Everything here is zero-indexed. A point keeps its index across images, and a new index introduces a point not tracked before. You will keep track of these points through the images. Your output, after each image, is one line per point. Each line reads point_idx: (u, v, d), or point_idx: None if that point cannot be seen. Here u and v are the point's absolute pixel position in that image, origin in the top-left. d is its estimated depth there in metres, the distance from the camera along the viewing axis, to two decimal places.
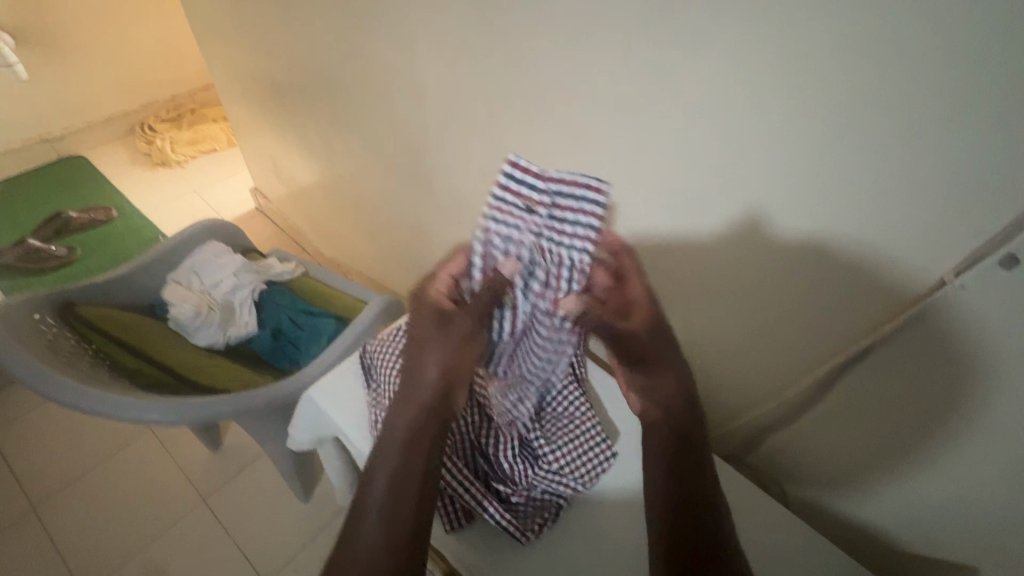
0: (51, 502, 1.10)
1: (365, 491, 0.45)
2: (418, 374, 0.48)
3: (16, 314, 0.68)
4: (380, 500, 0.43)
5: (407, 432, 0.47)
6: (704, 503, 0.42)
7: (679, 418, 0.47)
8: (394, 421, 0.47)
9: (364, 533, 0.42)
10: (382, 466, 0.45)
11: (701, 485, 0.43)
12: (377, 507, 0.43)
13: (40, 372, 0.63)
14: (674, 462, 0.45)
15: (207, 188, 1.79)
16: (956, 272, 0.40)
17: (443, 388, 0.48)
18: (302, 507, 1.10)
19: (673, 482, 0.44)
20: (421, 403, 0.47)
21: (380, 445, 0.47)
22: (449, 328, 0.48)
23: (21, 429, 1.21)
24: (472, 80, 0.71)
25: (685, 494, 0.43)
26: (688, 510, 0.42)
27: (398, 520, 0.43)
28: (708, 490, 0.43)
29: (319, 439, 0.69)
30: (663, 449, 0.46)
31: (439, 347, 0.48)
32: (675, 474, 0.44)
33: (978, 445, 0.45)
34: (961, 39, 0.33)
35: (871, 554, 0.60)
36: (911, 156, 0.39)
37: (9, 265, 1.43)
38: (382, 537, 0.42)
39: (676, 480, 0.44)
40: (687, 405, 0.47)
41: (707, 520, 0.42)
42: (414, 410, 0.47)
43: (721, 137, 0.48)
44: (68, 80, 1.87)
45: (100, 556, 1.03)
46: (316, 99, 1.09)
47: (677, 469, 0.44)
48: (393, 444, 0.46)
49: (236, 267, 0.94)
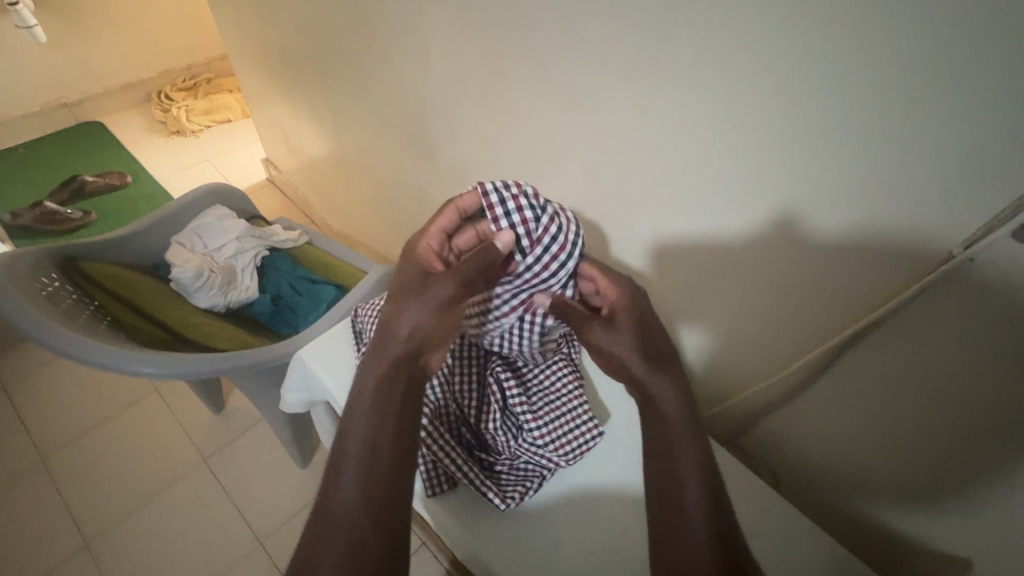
0: (58, 455, 1.13)
1: (339, 456, 0.43)
2: (388, 329, 0.47)
3: (19, 264, 0.69)
4: (354, 466, 0.42)
5: (376, 391, 0.45)
6: (699, 485, 0.41)
7: (657, 387, 0.46)
8: (364, 382, 0.46)
9: (338, 498, 0.41)
10: (356, 430, 0.44)
11: (699, 463, 0.42)
12: (352, 473, 0.42)
13: (37, 321, 0.63)
14: (666, 443, 0.43)
15: (220, 157, 1.80)
16: (966, 245, 0.37)
17: (415, 347, 0.47)
18: (300, 473, 1.12)
19: (666, 463, 0.42)
20: (394, 360, 0.46)
21: (352, 409, 0.46)
22: (427, 286, 0.48)
23: (33, 384, 1.24)
24: (472, 42, 0.69)
25: (681, 480, 0.41)
26: (684, 496, 0.41)
27: (376, 486, 0.41)
28: (706, 472, 0.42)
29: (310, 401, 0.69)
30: (653, 430, 0.45)
31: (406, 300, 0.48)
32: (665, 458, 0.43)
33: (980, 428, 0.43)
34: None
35: (865, 538, 0.59)
36: (918, 121, 0.36)
37: (25, 225, 1.45)
38: (357, 501, 0.41)
39: (671, 461, 0.42)
40: (669, 378, 0.46)
41: (701, 504, 0.40)
42: (385, 365, 0.46)
43: (720, 101, 0.46)
44: (87, 46, 1.89)
45: (105, 508, 1.06)
46: (323, 66, 1.08)
47: (672, 451, 0.43)
48: (365, 405, 0.45)
49: (239, 231, 0.94)
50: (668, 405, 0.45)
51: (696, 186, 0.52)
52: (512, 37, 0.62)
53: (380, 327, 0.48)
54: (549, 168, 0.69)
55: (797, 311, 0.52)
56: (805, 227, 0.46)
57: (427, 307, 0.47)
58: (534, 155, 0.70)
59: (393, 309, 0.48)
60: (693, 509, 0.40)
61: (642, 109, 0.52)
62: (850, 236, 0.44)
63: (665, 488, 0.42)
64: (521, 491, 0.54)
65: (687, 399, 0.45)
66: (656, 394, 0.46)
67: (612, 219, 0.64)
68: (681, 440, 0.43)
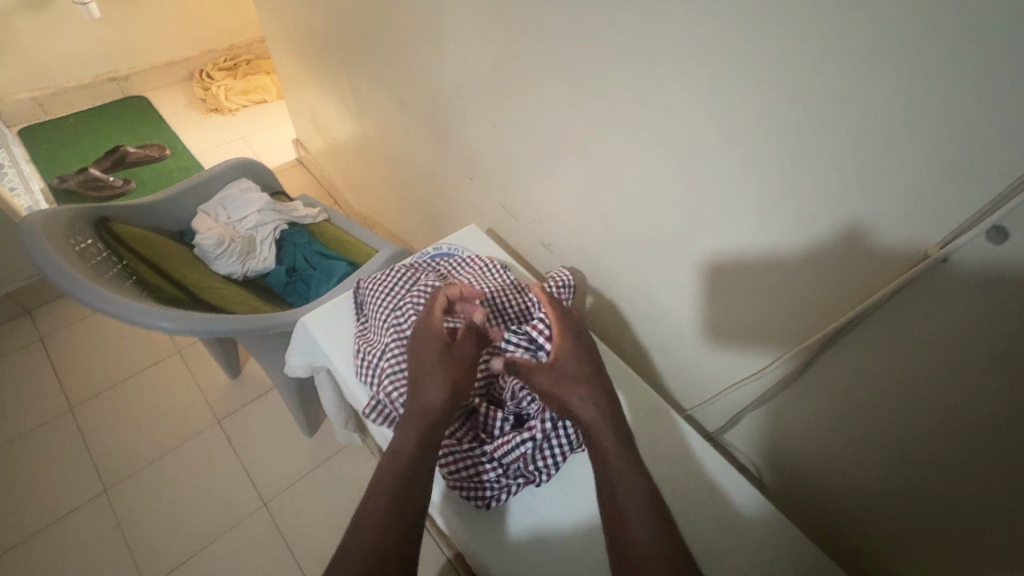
0: (86, 405, 1.21)
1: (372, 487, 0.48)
2: (420, 401, 0.52)
3: (55, 220, 0.75)
4: (401, 479, 0.47)
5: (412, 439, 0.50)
6: (646, 521, 0.44)
7: (615, 440, 0.50)
8: (404, 429, 0.51)
9: (371, 516, 0.45)
10: (395, 460, 0.49)
11: (644, 500, 0.45)
12: (388, 496, 0.46)
13: (66, 272, 0.69)
14: (612, 483, 0.47)
15: (253, 136, 1.87)
16: (941, 245, 0.39)
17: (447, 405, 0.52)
18: (306, 441, 1.17)
19: (617, 512, 0.46)
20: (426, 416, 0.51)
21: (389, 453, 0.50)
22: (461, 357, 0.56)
23: (67, 337, 1.32)
24: (485, 29, 0.70)
25: (625, 509, 0.45)
26: (631, 522, 0.44)
27: (412, 506, 0.46)
28: (653, 506, 0.45)
29: (311, 366, 0.73)
30: (598, 454, 0.49)
31: (437, 372, 0.53)
32: (613, 490, 0.47)
33: (950, 432, 0.45)
34: None
35: (834, 530, 0.62)
36: (897, 124, 0.37)
37: (71, 190, 1.55)
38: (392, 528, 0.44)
39: (616, 488, 0.47)
40: (612, 428, 0.50)
41: (653, 538, 0.43)
42: (422, 416, 0.51)
43: (713, 93, 0.47)
44: (136, 23, 1.98)
45: (125, 458, 1.13)
46: (350, 48, 1.11)
47: (620, 497, 0.46)
48: (402, 447, 0.49)
49: (261, 204, 0.99)
50: (608, 450, 0.49)
51: (690, 180, 0.54)
52: (525, 23, 0.63)
53: (415, 380, 0.53)
54: (555, 155, 0.70)
55: (785, 310, 0.53)
56: (795, 226, 0.47)
57: (456, 368, 0.54)
58: (542, 144, 0.72)
59: (427, 371, 0.53)
60: (644, 535, 0.43)
61: (642, 100, 0.54)
62: (831, 230, 0.45)
63: (614, 513, 0.46)
64: (504, 495, 0.58)
65: (629, 447, 0.49)
66: (599, 438, 0.50)
67: (614, 210, 0.66)
68: (626, 481, 0.47)
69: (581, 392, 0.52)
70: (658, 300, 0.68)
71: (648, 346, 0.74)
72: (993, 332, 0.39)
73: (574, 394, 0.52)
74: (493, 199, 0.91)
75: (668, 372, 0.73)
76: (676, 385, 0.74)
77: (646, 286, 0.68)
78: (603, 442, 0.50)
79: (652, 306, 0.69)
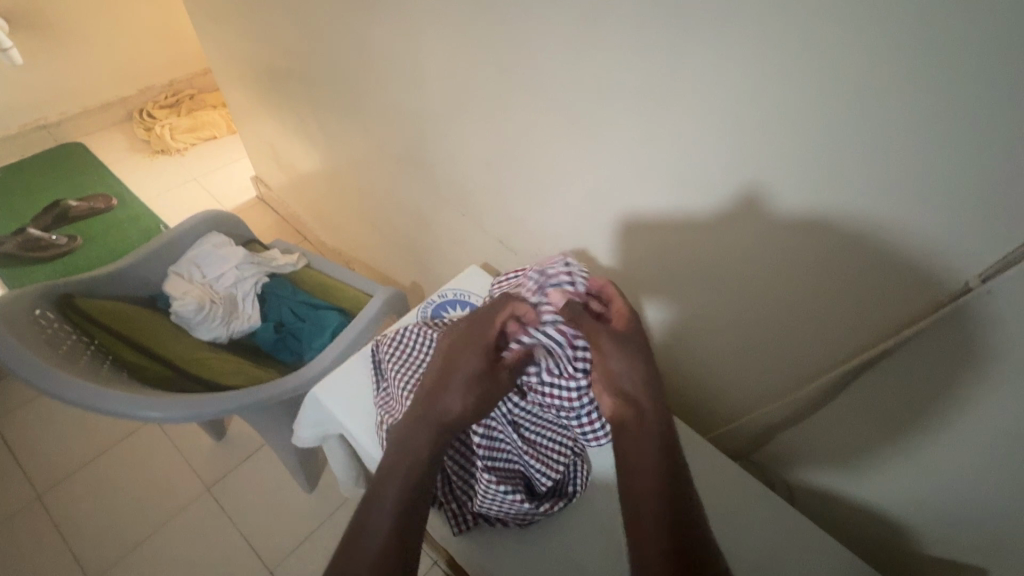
0: (53, 491, 1.11)
1: (371, 491, 0.49)
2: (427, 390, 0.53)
3: (14, 309, 0.68)
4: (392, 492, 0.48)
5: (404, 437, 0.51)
6: (675, 523, 0.44)
7: (658, 423, 0.51)
8: (402, 428, 0.52)
9: (368, 524, 0.46)
10: (392, 459, 0.50)
11: (672, 506, 0.45)
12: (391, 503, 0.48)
13: (38, 368, 0.62)
14: (644, 479, 0.47)
15: (207, 175, 1.77)
16: (981, 277, 0.40)
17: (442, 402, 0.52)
18: (307, 497, 1.11)
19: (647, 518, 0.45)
20: (424, 412, 0.52)
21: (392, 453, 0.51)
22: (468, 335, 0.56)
23: (24, 417, 1.21)
24: (474, 66, 0.68)
25: (658, 502, 0.45)
26: (660, 518, 0.45)
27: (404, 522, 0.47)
28: (679, 507, 0.45)
29: (323, 435, 0.69)
30: (629, 450, 0.50)
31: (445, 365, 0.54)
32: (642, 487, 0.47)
33: (988, 450, 0.46)
34: (979, 48, 0.33)
35: (869, 547, 0.63)
36: (929, 166, 0.38)
37: (10, 253, 1.42)
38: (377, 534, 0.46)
39: (646, 486, 0.47)
40: (655, 406, 0.51)
41: (676, 538, 0.43)
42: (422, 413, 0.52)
43: (731, 133, 0.47)
44: (63, 67, 1.85)
45: (107, 542, 1.04)
46: (315, 85, 1.06)
47: (649, 500, 0.46)
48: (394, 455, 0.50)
49: (238, 258, 0.93)
50: (651, 441, 0.49)
51: (707, 213, 0.54)
52: (517, 59, 0.62)
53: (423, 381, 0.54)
54: (556, 190, 0.69)
55: (814, 330, 0.54)
56: (826, 255, 0.48)
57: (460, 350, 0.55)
58: (540, 179, 0.71)
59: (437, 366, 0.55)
60: (667, 532, 0.44)
61: (652, 138, 0.54)
62: (866, 253, 0.45)
63: (645, 505, 0.46)
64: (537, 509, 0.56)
65: (670, 437, 0.50)
66: (644, 421, 0.51)
67: (624, 241, 0.65)
68: (662, 485, 0.46)
69: (632, 373, 0.51)
70: (677, 326, 0.67)
71: (665, 370, 0.73)
72: (1014, 354, 0.41)
73: (624, 374, 0.51)
74: (488, 234, 0.89)
75: (688, 393, 0.73)
76: (698, 406, 0.74)
77: (663, 311, 0.68)
78: (653, 421, 0.51)
79: (670, 334, 0.69)
